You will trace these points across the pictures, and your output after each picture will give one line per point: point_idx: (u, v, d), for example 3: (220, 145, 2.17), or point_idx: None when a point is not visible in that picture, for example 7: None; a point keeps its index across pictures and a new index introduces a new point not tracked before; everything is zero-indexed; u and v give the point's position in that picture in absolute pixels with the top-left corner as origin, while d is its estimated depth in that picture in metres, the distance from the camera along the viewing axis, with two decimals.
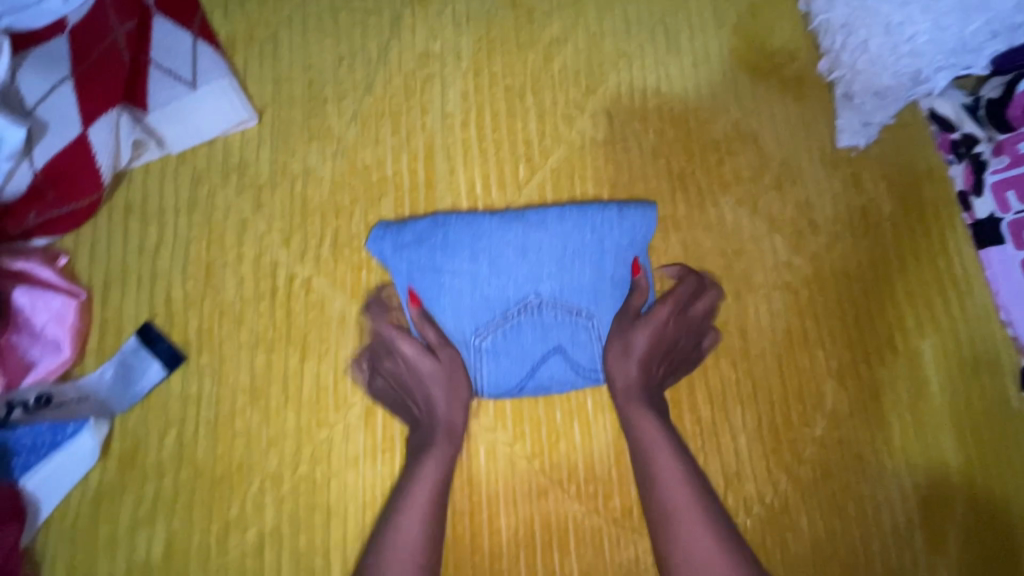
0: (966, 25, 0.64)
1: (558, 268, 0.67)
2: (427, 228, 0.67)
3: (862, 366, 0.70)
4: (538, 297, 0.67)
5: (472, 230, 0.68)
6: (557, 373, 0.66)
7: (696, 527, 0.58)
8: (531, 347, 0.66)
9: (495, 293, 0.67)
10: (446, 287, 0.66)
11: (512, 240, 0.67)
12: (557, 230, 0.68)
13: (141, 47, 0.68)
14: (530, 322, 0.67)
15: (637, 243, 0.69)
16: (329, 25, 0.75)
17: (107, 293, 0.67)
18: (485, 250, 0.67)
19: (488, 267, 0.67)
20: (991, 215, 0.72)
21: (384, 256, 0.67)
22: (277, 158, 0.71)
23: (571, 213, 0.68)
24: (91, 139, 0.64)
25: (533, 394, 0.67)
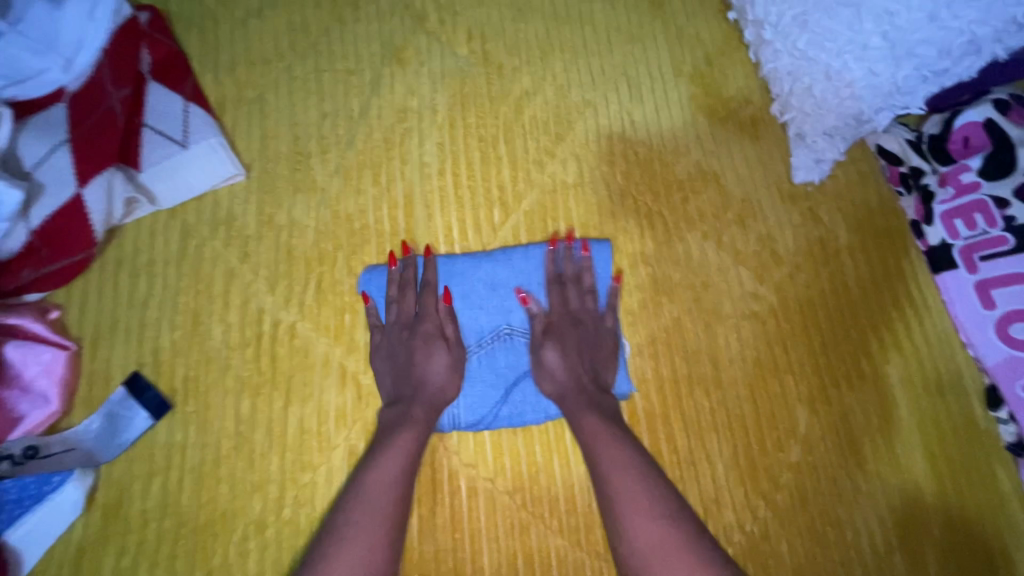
0: (897, 72, 0.68)
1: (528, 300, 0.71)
2: (403, 268, 0.71)
3: (831, 391, 0.72)
4: (509, 326, 0.70)
5: (448, 268, 0.72)
6: (529, 398, 0.69)
7: (623, 464, 0.57)
8: (504, 372, 0.69)
9: (469, 324, 0.70)
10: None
11: (483, 275, 0.71)
12: (523, 265, 0.72)
13: (136, 111, 0.74)
14: (503, 349, 0.70)
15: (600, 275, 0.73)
16: (313, 85, 0.80)
17: (96, 345, 0.69)
18: (457, 279, 0.71)
19: (462, 299, 0.71)
20: (943, 242, 0.76)
21: (365, 297, 0.70)
22: (264, 211, 0.75)
23: (534, 251, 0.73)
24: (85, 199, 0.67)
25: (507, 422, 0.68)
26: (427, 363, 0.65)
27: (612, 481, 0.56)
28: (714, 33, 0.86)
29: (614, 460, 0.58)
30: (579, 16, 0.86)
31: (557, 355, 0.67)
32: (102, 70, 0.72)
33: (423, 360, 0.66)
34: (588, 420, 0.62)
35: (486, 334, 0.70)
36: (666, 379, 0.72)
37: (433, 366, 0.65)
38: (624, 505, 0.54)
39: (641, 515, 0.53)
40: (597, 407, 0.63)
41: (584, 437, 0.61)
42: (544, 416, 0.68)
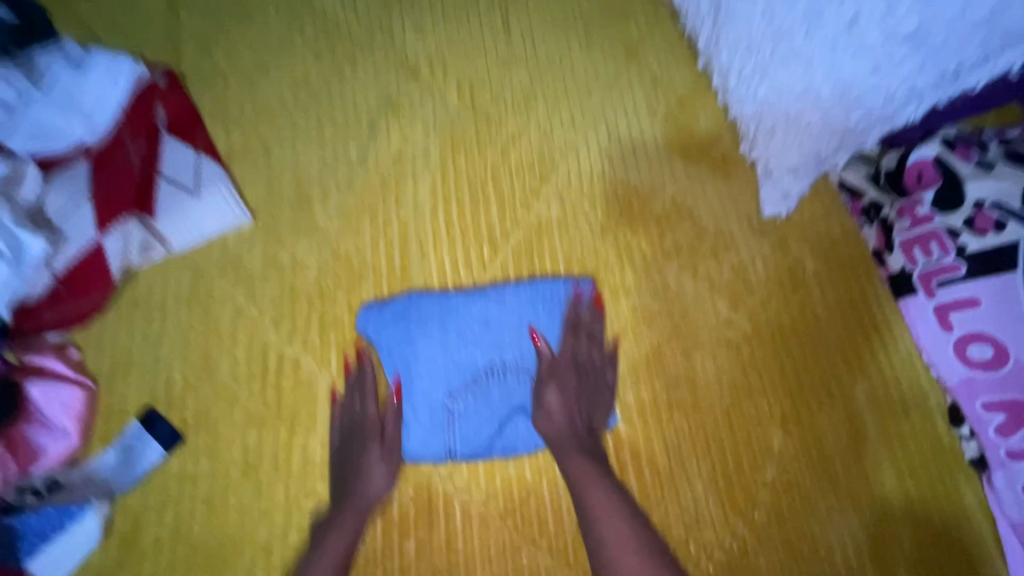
0: (848, 116, 0.74)
1: (520, 337, 0.77)
2: (404, 307, 0.77)
3: (803, 413, 0.77)
4: (502, 362, 0.76)
5: (443, 306, 0.77)
6: (521, 431, 0.73)
7: (608, 507, 0.64)
8: (498, 407, 0.74)
9: (464, 360, 0.76)
10: (422, 354, 0.76)
11: (477, 312, 0.77)
12: (514, 303, 0.78)
13: (153, 163, 0.79)
14: (496, 384, 0.75)
15: (586, 312, 0.78)
16: (315, 134, 0.86)
17: (112, 382, 0.73)
18: (452, 315, 0.77)
19: (457, 336, 0.76)
20: (903, 270, 0.82)
21: (368, 334, 0.76)
22: (269, 252, 0.80)
23: (524, 289, 0.79)
24: (104, 247, 0.74)
25: (501, 453, 0.73)
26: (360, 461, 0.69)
27: (601, 523, 0.63)
28: (685, 79, 0.93)
29: (602, 503, 0.64)
30: (560, 65, 0.93)
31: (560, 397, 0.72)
32: (123, 128, 0.79)
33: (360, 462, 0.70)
34: (584, 466, 0.68)
35: (482, 369, 0.76)
36: (648, 404, 0.76)
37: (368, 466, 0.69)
38: (612, 546, 0.61)
39: (625, 553, 0.60)
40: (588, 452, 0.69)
41: (574, 479, 0.67)
42: (534, 447, 0.73)
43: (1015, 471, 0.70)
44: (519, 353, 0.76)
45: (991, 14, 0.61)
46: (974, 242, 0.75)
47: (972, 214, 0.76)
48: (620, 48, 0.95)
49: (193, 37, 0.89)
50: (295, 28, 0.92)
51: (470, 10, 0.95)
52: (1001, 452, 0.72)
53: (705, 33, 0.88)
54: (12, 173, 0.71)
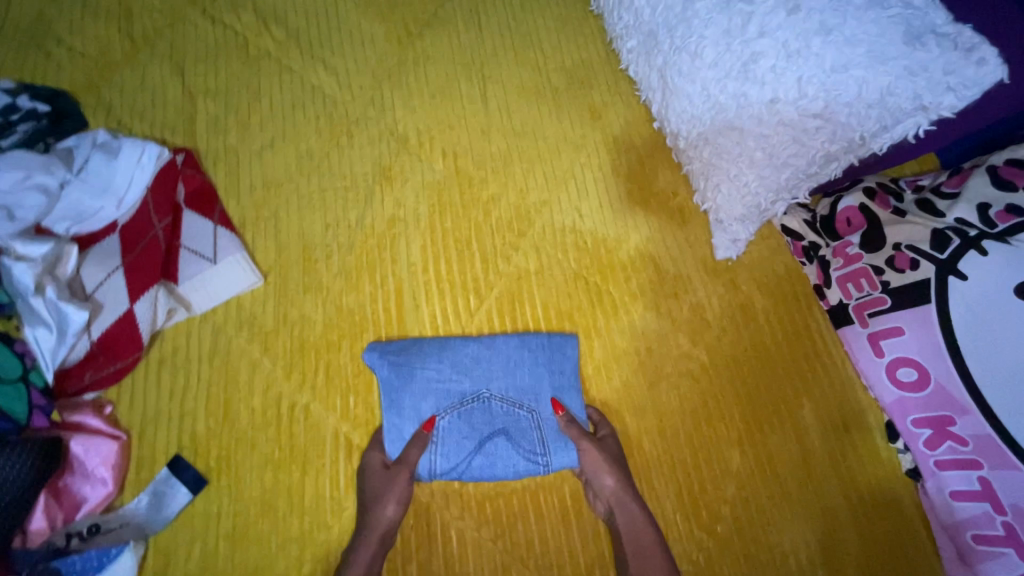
0: (780, 175, 0.86)
1: (506, 372, 0.87)
2: (409, 343, 0.88)
3: (757, 435, 0.88)
4: (489, 391, 0.85)
5: (441, 342, 0.88)
6: (501, 453, 0.82)
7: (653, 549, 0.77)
8: (480, 428, 0.83)
9: (454, 388, 0.85)
10: (417, 378, 0.85)
11: (470, 351, 0.87)
12: (503, 348, 0.88)
13: (174, 235, 0.90)
14: (481, 408, 0.84)
15: (568, 357, 0.89)
16: (318, 201, 0.97)
17: (142, 433, 0.82)
18: (449, 348, 0.88)
19: (451, 367, 0.86)
20: (841, 301, 0.93)
21: (373, 364, 0.85)
22: (279, 309, 0.90)
23: (512, 336, 0.89)
24: (135, 311, 0.83)
25: (479, 469, 0.81)
26: (372, 510, 0.76)
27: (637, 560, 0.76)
28: (645, 139, 1.05)
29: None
30: (533, 131, 1.05)
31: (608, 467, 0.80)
32: (148, 205, 0.89)
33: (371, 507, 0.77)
34: (648, 546, 0.77)
35: (469, 392, 0.85)
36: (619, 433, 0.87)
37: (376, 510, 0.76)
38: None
39: None
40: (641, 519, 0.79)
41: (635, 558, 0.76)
42: (512, 471, 0.81)
43: (943, 479, 0.81)
44: (504, 385, 0.86)
45: (881, 96, 0.73)
46: (895, 278, 0.85)
47: (892, 254, 0.87)
48: (586, 112, 1.07)
49: (206, 120, 1.00)
50: (296, 106, 1.03)
51: (451, 83, 1.06)
52: (931, 463, 0.82)
53: (656, 103, 0.98)
54: (55, 253, 0.80)
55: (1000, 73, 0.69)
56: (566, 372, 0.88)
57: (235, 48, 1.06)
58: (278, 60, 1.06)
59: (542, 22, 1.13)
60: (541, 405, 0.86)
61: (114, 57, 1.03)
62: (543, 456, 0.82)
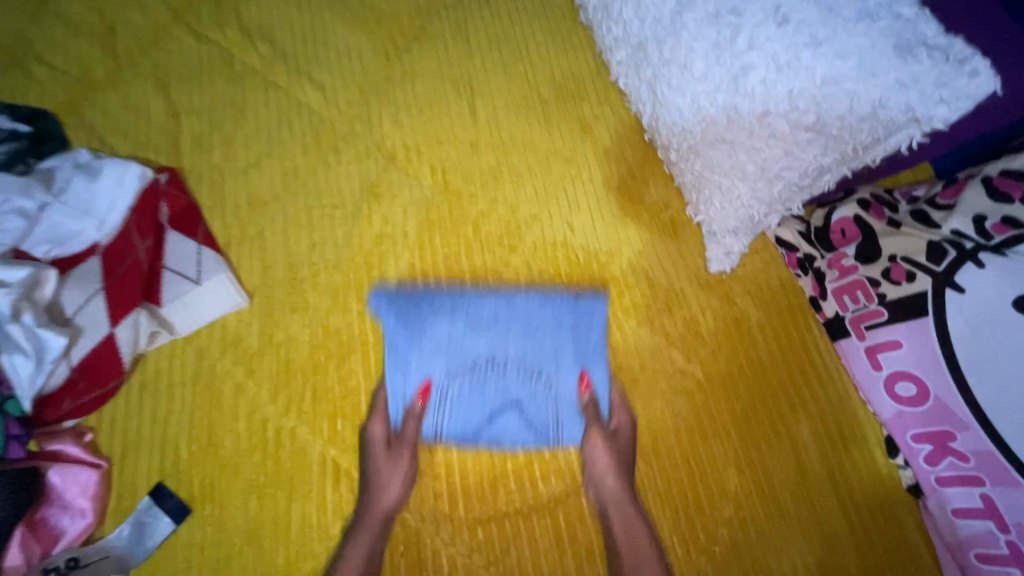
0: (772, 188, 0.84)
1: (525, 337, 0.90)
2: (421, 293, 0.91)
3: (753, 454, 0.86)
4: (507, 357, 0.89)
5: (454, 299, 0.91)
6: (511, 421, 0.86)
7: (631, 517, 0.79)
8: (492, 397, 0.87)
9: (467, 348, 0.89)
10: (429, 332, 0.89)
11: (489, 313, 0.90)
12: (524, 308, 0.91)
13: (158, 256, 0.88)
14: (495, 376, 0.88)
15: (592, 322, 0.91)
16: (304, 219, 0.95)
17: (124, 461, 0.80)
18: (460, 304, 0.90)
19: (465, 325, 0.89)
20: (837, 314, 0.91)
21: (380, 311, 0.89)
22: (265, 330, 0.88)
23: (536, 299, 0.92)
24: (116, 335, 0.81)
25: (487, 439, 0.85)
26: (376, 485, 0.79)
27: (618, 521, 0.79)
28: (636, 150, 1.04)
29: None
30: (523, 144, 1.03)
31: (609, 461, 0.81)
32: (131, 226, 0.87)
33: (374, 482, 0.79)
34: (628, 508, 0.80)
35: (484, 357, 0.88)
36: None
37: (381, 485, 0.79)
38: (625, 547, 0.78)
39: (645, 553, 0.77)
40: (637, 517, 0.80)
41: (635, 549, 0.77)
42: (520, 440, 0.85)
43: (945, 496, 0.79)
44: (522, 351, 0.89)
45: (873, 108, 0.72)
46: (891, 290, 0.84)
47: (887, 266, 0.85)
48: (576, 125, 1.05)
49: (191, 138, 0.99)
50: (282, 123, 1.02)
51: (440, 97, 1.05)
52: (931, 479, 0.81)
53: (646, 115, 0.97)
54: (33, 277, 0.77)
55: (993, 85, 0.68)
56: (590, 333, 0.91)
57: (220, 65, 1.05)
58: (264, 76, 1.05)
59: (531, 34, 1.12)
60: (558, 375, 0.89)
61: (96, 76, 1.02)
62: (552, 427, 0.86)
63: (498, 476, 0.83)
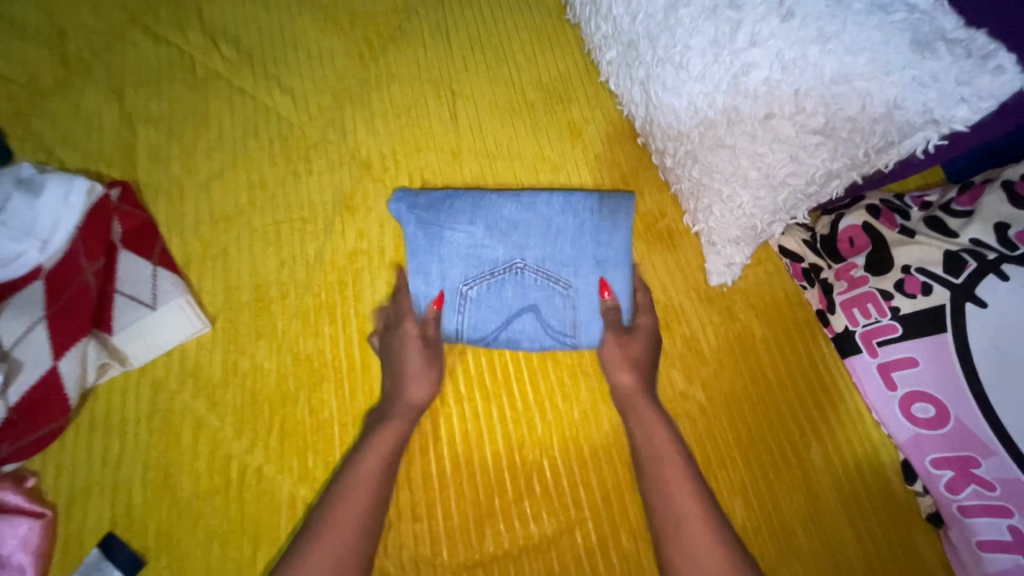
0: (777, 195, 0.78)
1: (544, 244, 0.88)
2: (440, 197, 0.89)
3: (761, 483, 0.80)
4: (525, 262, 0.88)
5: (474, 202, 0.89)
6: (528, 324, 0.85)
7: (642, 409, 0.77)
8: (510, 301, 0.86)
9: (486, 254, 0.87)
10: (449, 237, 0.87)
11: (508, 216, 0.89)
12: (545, 211, 0.89)
13: (108, 278, 0.81)
14: (514, 280, 0.87)
15: (618, 222, 0.89)
16: (272, 236, 0.88)
17: (70, 508, 0.72)
18: (480, 206, 0.89)
19: (484, 230, 0.88)
20: (846, 328, 0.85)
21: (399, 213, 0.88)
22: (228, 358, 0.80)
23: (557, 199, 0.90)
24: (61, 369, 0.73)
25: (504, 341, 0.85)
26: (401, 382, 0.78)
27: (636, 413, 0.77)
28: (629, 155, 0.97)
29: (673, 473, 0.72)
30: (508, 150, 0.96)
31: (627, 361, 0.80)
32: (77, 247, 0.79)
33: (399, 378, 0.78)
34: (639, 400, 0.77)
35: (504, 263, 0.87)
36: (610, 485, 0.78)
37: (405, 380, 0.78)
38: (641, 432, 0.76)
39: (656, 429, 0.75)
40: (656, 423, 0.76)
41: (647, 447, 0.74)
42: (537, 344, 0.85)
43: (969, 527, 0.73)
44: (542, 257, 0.88)
45: (888, 109, 0.66)
46: (906, 304, 0.78)
47: (900, 278, 0.79)
48: (564, 129, 0.99)
49: (149, 150, 0.92)
50: (248, 130, 0.94)
51: (418, 101, 0.98)
52: (953, 508, 0.75)
53: (640, 118, 0.91)
54: None
55: (1020, 82, 0.62)
56: (612, 234, 0.88)
57: (181, 68, 0.97)
58: (228, 81, 0.97)
59: (515, 33, 1.05)
60: (577, 279, 0.88)
61: (44, 84, 0.94)
62: (570, 331, 0.85)
63: (484, 515, 0.75)
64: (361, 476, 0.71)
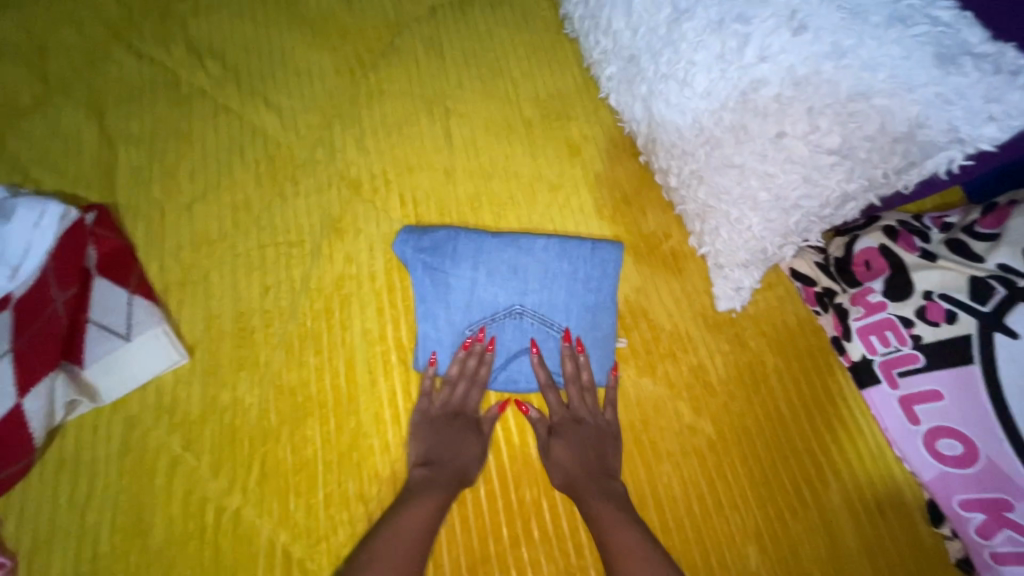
0: (789, 218, 0.73)
1: (542, 286, 0.83)
2: (443, 238, 0.84)
3: (777, 526, 0.74)
4: (521, 307, 0.82)
5: (477, 246, 0.84)
6: (524, 369, 0.81)
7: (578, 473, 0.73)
8: (509, 345, 0.81)
9: (488, 298, 0.82)
10: (453, 285, 0.82)
11: (507, 257, 0.84)
12: (542, 256, 0.84)
13: (81, 308, 0.76)
14: (512, 324, 0.82)
15: (608, 274, 0.84)
16: (256, 260, 0.84)
17: (33, 556, 0.67)
18: (480, 249, 0.84)
19: (487, 275, 0.83)
20: (864, 357, 0.80)
21: (405, 256, 0.83)
22: (206, 392, 0.76)
23: (554, 245, 0.85)
24: (25, 408, 0.67)
25: (503, 383, 0.80)
26: (459, 456, 0.73)
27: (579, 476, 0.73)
28: (631, 174, 0.93)
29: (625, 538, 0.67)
30: (505, 169, 0.92)
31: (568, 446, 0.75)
32: (48, 275, 0.74)
33: (459, 454, 0.73)
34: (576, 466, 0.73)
35: (503, 308, 0.82)
36: None
37: (468, 457, 0.74)
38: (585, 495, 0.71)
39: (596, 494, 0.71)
40: (606, 494, 0.72)
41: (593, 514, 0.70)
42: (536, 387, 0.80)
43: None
44: (539, 300, 0.83)
45: (909, 127, 0.61)
46: (928, 332, 0.73)
47: (922, 304, 0.74)
48: (564, 147, 0.95)
49: (128, 171, 0.88)
50: (234, 150, 0.90)
51: (411, 119, 0.95)
52: (985, 555, 0.69)
53: (642, 136, 0.86)
54: None
55: None
56: (606, 279, 0.84)
57: (165, 87, 0.94)
58: (214, 99, 0.94)
59: (512, 47, 1.01)
60: (571, 325, 0.83)
61: (22, 103, 0.90)
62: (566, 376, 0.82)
63: (478, 562, 0.70)
64: (402, 529, 0.66)
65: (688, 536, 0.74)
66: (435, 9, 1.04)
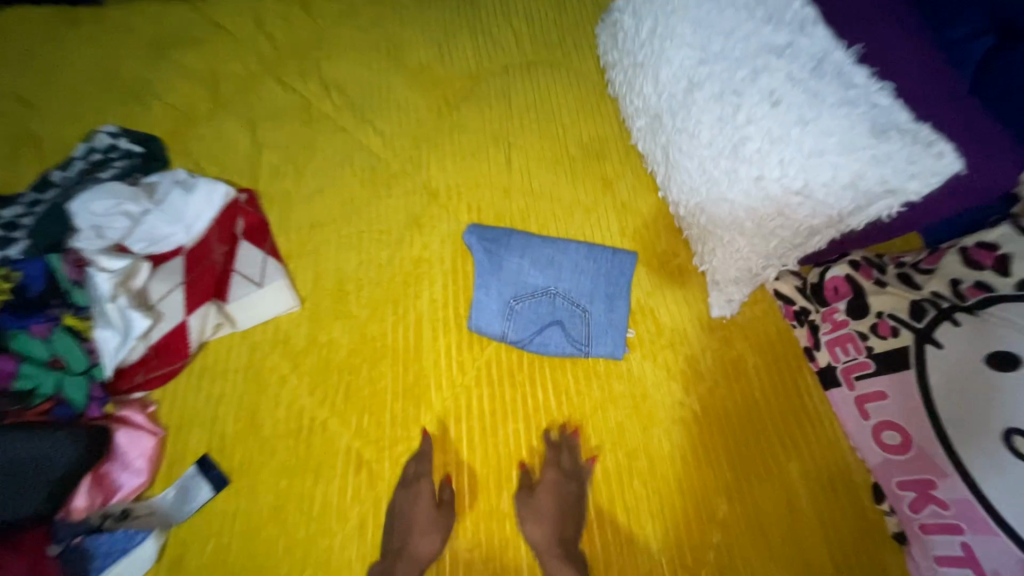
0: (769, 243, 0.95)
1: (572, 276, 1.06)
2: (501, 234, 1.09)
3: (744, 485, 0.92)
4: (555, 288, 1.05)
5: (525, 242, 1.08)
6: (555, 337, 1.02)
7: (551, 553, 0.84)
8: (544, 316, 1.03)
9: (530, 280, 1.05)
10: (504, 266, 1.06)
11: (547, 253, 1.08)
12: (574, 255, 1.08)
13: (230, 261, 1.04)
14: (547, 301, 1.04)
15: (624, 274, 1.07)
16: (355, 241, 1.10)
17: (178, 431, 0.91)
18: (528, 246, 1.08)
19: (530, 263, 1.06)
20: (829, 363, 0.99)
21: (471, 244, 1.08)
22: (311, 332, 1.00)
23: (584, 248, 1.09)
24: (188, 323, 0.95)
25: (538, 346, 1.01)
26: (408, 518, 0.85)
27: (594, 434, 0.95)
28: (651, 205, 1.17)
29: None
30: (550, 192, 1.17)
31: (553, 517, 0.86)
32: (211, 236, 1.03)
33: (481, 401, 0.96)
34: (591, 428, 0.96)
35: (540, 288, 1.05)
36: (610, 469, 0.93)
37: (487, 403, 0.96)
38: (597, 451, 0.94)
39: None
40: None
41: None
42: (562, 350, 1.01)
43: (928, 543, 0.82)
44: (569, 286, 1.06)
45: (851, 180, 0.83)
46: (878, 343, 0.91)
47: (875, 321, 0.93)
48: (598, 180, 1.19)
49: (269, 168, 1.17)
50: (346, 160, 1.19)
51: (481, 149, 1.22)
52: (915, 525, 0.84)
53: (660, 175, 1.11)
54: (130, 268, 0.93)
55: (957, 165, 0.78)
56: (622, 278, 1.06)
57: (301, 111, 1.25)
58: (335, 122, 1.24)
59: (565, 102, 1.29)
60: (593, 307, 1.04)
61: (199, 113, 1.22)
62: (585, 344, 1.01)
63: (504, 479, 0.91)
64: None
65: (672, 483, 0.92)
66: (507, 68, 1.33)
